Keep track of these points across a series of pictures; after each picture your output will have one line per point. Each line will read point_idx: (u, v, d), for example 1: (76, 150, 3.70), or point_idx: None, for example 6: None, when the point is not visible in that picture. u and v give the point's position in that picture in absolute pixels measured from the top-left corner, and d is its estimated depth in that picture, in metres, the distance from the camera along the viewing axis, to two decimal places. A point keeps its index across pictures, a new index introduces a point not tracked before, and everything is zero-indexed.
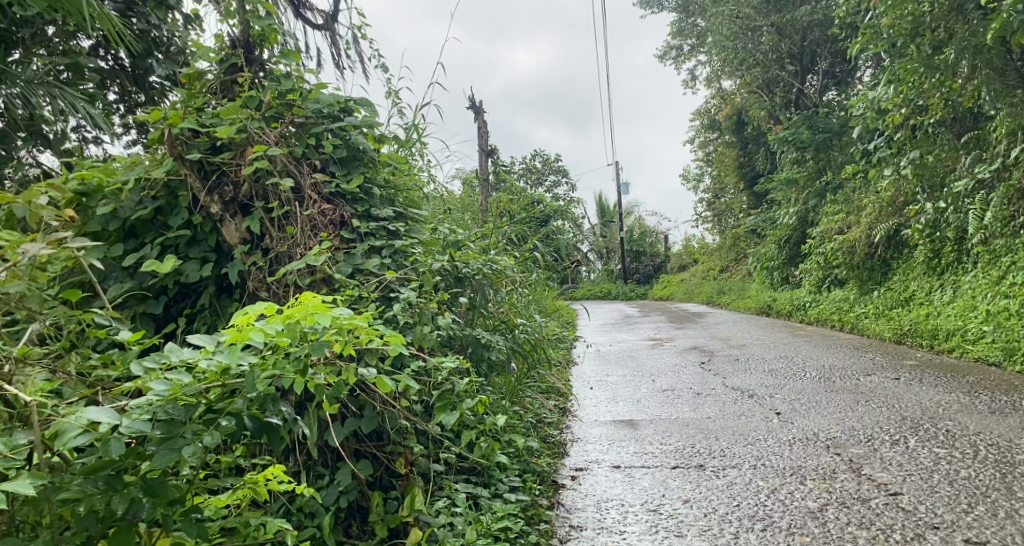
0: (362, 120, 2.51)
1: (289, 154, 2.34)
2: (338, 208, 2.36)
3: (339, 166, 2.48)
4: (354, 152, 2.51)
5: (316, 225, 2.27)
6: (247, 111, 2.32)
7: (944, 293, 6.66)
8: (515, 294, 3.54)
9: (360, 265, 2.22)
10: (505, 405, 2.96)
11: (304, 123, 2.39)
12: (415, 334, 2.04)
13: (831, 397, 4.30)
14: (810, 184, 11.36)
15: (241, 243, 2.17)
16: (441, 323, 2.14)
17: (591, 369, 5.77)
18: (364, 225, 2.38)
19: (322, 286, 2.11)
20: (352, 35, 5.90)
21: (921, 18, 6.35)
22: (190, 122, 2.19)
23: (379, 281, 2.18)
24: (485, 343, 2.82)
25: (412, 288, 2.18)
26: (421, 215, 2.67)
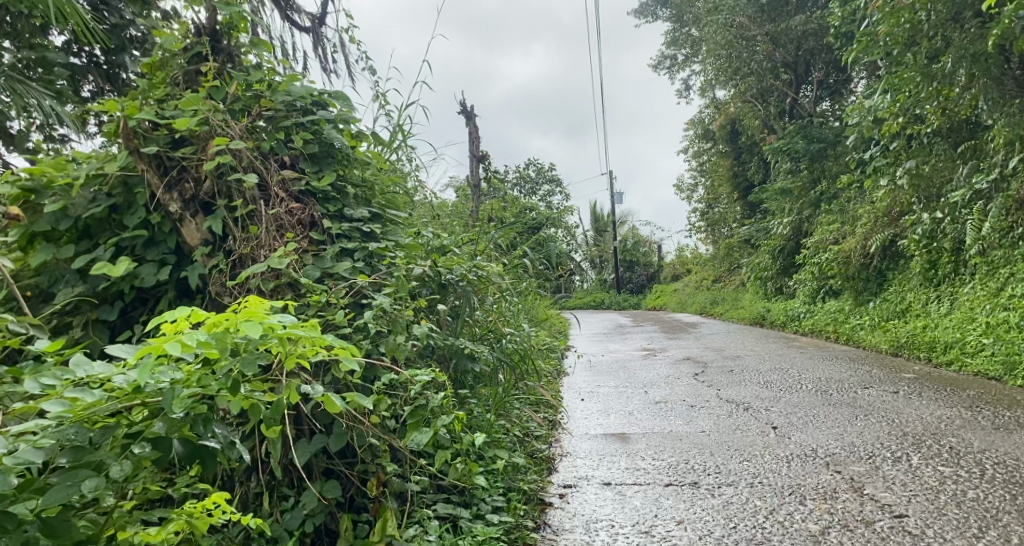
0: (336, 114, 2.37)
1: (255, 148, 2.20)
2: (308, 208, 2.21)
3: (311, 162, 2.33)
4: (327, 148, 2.37)
5: (282, 225, 2.13)
6: (210, 103, 2.18)
7: (941, 305, 6.57)
8: (501, 302, 3.41)
9: (331, 268, 2.08)
10: (489, 419, 2.83)
11: (271, 115, 2.26)
12: (390, 342, 1.89)
13: (829, 410, 4.16)
14: (804, 195, 11.31)
15: (202, 243, 2.06)
16: (419, 330, 1.98)
17: (581, 379, 5.64)
18: (336, 226, 2.23)
19: (288, 290, 1.97)
20: (339, 37, 5.80)
21: (918, 26, 6.33)
22: (147, 113, 2.06)
23: (350, 286, 2.03)
24: (470, 354, 2.69)
25: (387, 292, 2.03)
26: (400, 217, 2.54)
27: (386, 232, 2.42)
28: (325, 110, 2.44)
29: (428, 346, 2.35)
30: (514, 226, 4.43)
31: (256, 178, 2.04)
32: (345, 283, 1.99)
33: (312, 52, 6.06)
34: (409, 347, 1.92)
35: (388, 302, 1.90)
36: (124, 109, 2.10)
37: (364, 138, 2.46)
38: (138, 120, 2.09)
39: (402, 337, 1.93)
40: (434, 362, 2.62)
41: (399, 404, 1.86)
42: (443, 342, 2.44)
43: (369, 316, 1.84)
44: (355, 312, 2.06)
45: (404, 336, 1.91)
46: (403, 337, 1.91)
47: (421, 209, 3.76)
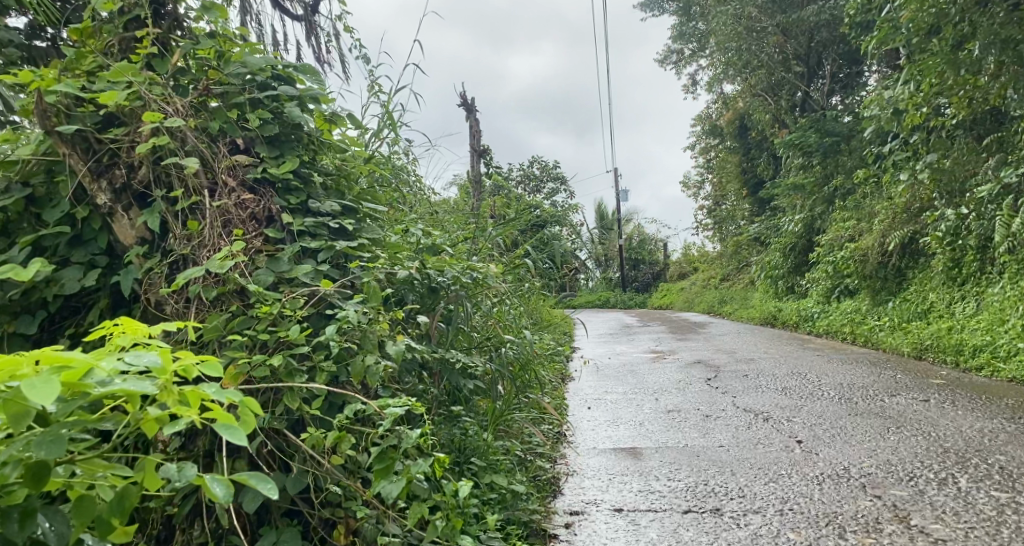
0: (300, 90, 2.08)
1: (202, 129, 1.94)
2: (265, 200, 1.91)
3: (269, 147, 2.03)
4: (289, 131, 2.08)
5: (230, 221, 1.83)
6: (146, 73, 1.91)
7: (967, 305, 6.28)
8: (501, 305, 3.11)
9: (289, 271, 1.78)
10: (486, 438, 2.55)
11: (223, 90, 1.98)
12: (358, 362, 1.58)
13: (856, 422, 3.84)
14: (817, 191, 10.95)
15: (137, 242, 1.80)
16: (394, 347, 1.67)
17: (588, 385, 5.36)
18: (298, 221, 1.93)
19: (236, 296, 1.69)
20: (333, 26, 5.51)
21: (944, 11, 6.05)
22: (66, 85, 1.78)
23: (311, 292, 1.74)
24: (462, 367, 2.41)
25: (355, 299, 1.73)
26: (378, 211, 2.24)
27: (361, 230, 2.12)
28: (289, 85, 2.16)
29: (409, 358, 2.05)
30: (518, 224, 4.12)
31: (199, 164, 1.75)
32: (305, 288, 1.70)
33: (305, 42, 5.74)
34: (380, 366, 1.62)
35: (358, 315, 1.60)
36: (41, 83, 1.83)
37: (335, 123, 2.16)
38: (58, 95, 1.81)
39: (373, 354, 1.63)
40: (418, 375, 2.32)
41: (368, 438, 1.56)
42: (430, 353, 2.13)
43: (333, 329, 1.54)
44: (318, 322, 1.77)
45: (375, 357, 1.60)
46: (373, 356, 1.60)
47: (412, 204, 3.46)
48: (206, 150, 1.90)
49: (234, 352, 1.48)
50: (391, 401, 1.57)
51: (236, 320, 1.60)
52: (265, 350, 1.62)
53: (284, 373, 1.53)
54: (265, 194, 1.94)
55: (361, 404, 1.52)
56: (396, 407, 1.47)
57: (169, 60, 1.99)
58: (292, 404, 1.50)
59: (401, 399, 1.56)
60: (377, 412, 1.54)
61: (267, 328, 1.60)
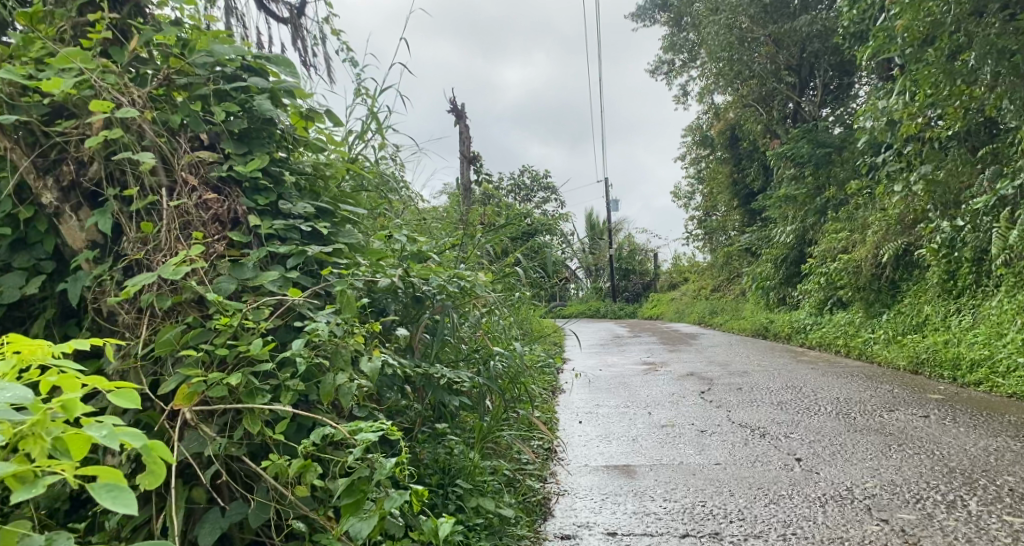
0: (271, 82, 1.96)
1: (162, 121, 1.78)
2: (229, 201, 1.79)
3: (236, 143, 1.91)
4: (259, 125, 1.95)
5: (189, 222, 1.70)
6: (99, 61, 1.77)
7: (963, 318, 6.20)
8: (490, 316, 2.97)
9: (255, 278, 1.66)
10: (473, 456, 2.41)
11: (187, 82, 1.84)
12: (327, 381, 1.46)
13: (856, 439, 3.73)
14: (809, 202, 10.87)
15: (87, 247, 1.68)
16: (370, 363, 1.54)
17: (579, 398, 5.22)
18: (265, 223, 1.80)
19: (194, 306, 1.56)
20: (319, 30, 5.37)
21: (939, 20, 6.00)
22: (7, 73, 1.63)
23: (277, 301, 1.61)
24: (447, 382, 2.28)
25: (327, 308, 1.61)
26: (357, 214, 2.11)
27: (338, 234, 1.99)
28: (261, 76, 2.04)
29: (386, 372, 1.92)
30: (507, 232, 3.98)
31: (154, 161, 1.62)
32: (272, 298, 1.58)
33: (291, 45, 5.60)
34: (353, 386, 1.49)
35: (329, 331, 1.47)
36: None
37: (312, 121, 2.04)
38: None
39: (346, 371, 1.51)
40: (399, 390, 2.19)
41: (337, 465, 1.42)
42: (410, 365, 2.01)
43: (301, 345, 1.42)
44: (287, 335, 1.65)
45: (346, 377, 1.47)
46: (344, 376, 1.47)
47: (395, 211, 3.33)
48: (165, 145, 1.76)
49: (187, 372, 1.38)
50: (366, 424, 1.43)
51: (193, 333, 1.48)
52: (225, 367, 1.50)
53: (244, 393, 1.42)
54: (231, 194, 1.82)
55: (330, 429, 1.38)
56: (367, 433, 1.32)
57: (127, 47, 1.86)
58: (252, 428, 1.39)
59: (375, 423, 1.41)
60: (348, 437, 1.40)
61: (226, 343, 1.49)
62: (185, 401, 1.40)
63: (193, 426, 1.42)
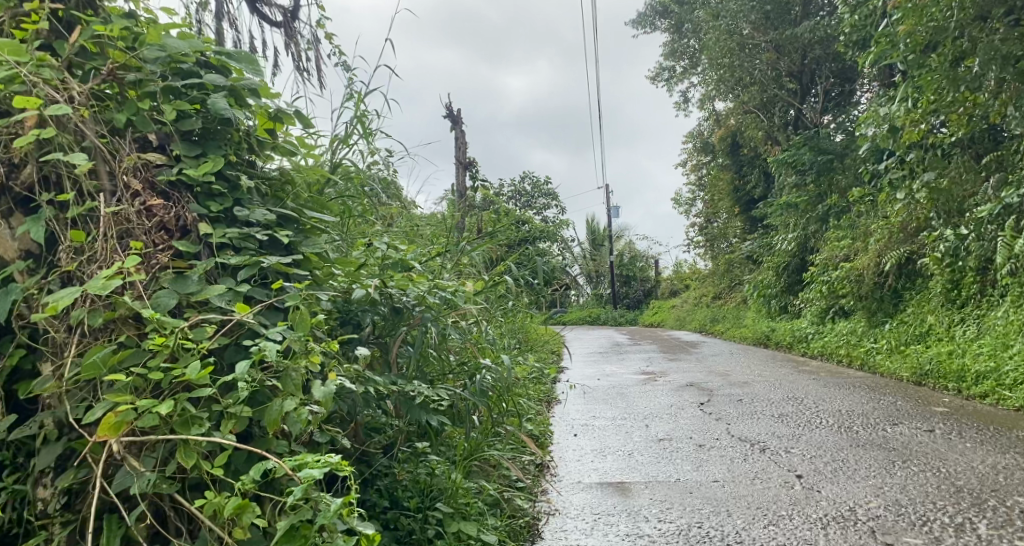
0: (230, 80, 1.87)
1: (105, 118, 1.72)
2: (176, 206, 1.71)
3: (188, 144, 1.82)
4: (215, 126, 1.87)
5: (129, 231, 1.63)
6: (35, 54, 1.67)
7: (967, 328, 6.08)
8: (477, 327, 2.87)
9: (199, 292, 1.58)
10: (456, 477, 2.31)
11: (133, 77, 1.75)
12: (273, 410, 1.39)
13: (860, 454, 3.60)
14: (811, 209, 10.75)
15: (20, 257, 1.58)
16: (323, 387, 1.45)
17: (575, 409, 5.10)
18: (218, 233, 1.73)
19: (131, 323, 1.50)
20: (313, 33, 5.28)
21: (943, 25, 5.90)
22: None
23: (223, 318, 1.54)
24: (425, 400, 2.18)
25: (278, 325, 1.54)
26: (324, 222, 2.03)
27: (302, 244, 1.91)
28: (221, 75, 1.95)
29: (350, 391, 1.84)
30: (499, 240, 3.88)
31: (90, 164, 1.55)
32: (217, 316, 1.51)
33: (284, 49, 5.50)
34: (300, 415, 1.43)
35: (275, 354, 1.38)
36: None
37: (277, 123, 1.95)
38: None
39: (295, 396, 1.44)
40: (375, 409, 2.10)
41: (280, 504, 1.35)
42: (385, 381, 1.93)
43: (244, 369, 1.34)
44: (234, 356, 1.58)
45: (294, 403, 1.40)
46: (292, 402, 1.41)
47: (379, 219, 3.23)
48: (106, 146, 1.69)
49: (114, 400, 1.32)
50: (314, 458, 1.34)
51: (126, 355, 1.42)
52: (160, 393, 1.44)
53: (178, 422, 1.38)
54: (179, 199, 1.73)
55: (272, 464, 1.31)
56: (312, 469, 1.23)
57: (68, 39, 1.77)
58: (186, 461, 1.36)
59: (322, 457, 1.32)
60: (292, 472, 1.32)
61: (162, 366, 1.42)
62: (110, 432, 1.34)
63: (122, 460, 1.38)
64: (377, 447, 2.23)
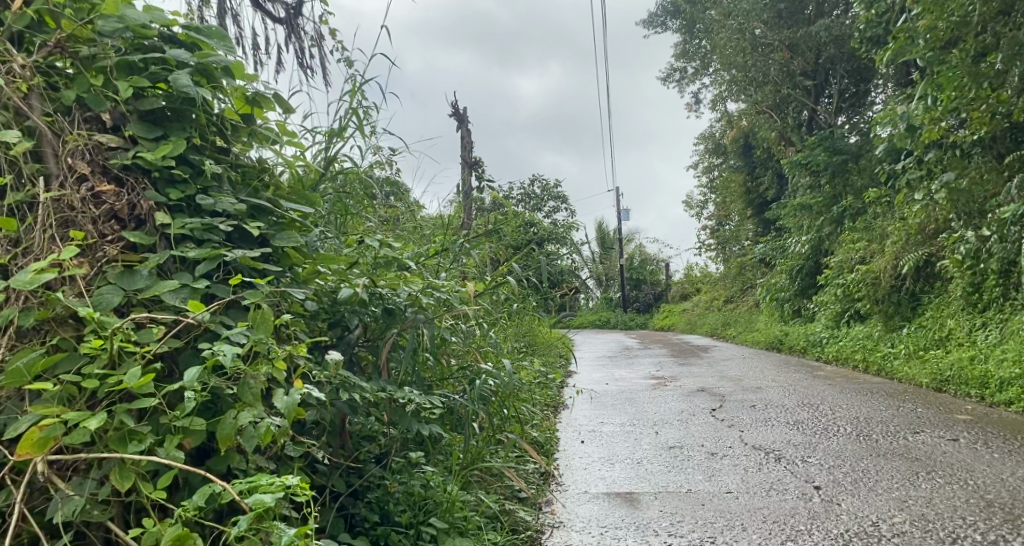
0: (195, 57, 1.77)
1: (54, 97, 1.67)
2: (128, 192, 1.67)
3: (144, 128, 1.74)
4: (179, 107, 1.79)
5: (69, 221, 1.58)
6: None
7: (990, 333, 5.89)
8: (476, 330, 2.74)
9: (148, 288, 1.54)
10: (453, 488, 2.17)
11: (87, 52, 1.68)
12: (226, 422, 1.36)
13: (880, 464, 3.43)
14: (825, 211, 10.55)
15: None
16: (286, 397, 1.41)
17: (582, 415, 4.95)
18: (178, 224, 1.68)
19: (69, 324, 1.46)
20: (317, 29, 5.18)
21: (965, 20, 5.71)
22: None
23: (174, 320, 1.50)
24: (418, 411, 2.04)
25: (236, 326, 1.49)
26: (301, 213, 1.93)
27: (273, 237, 1.82)
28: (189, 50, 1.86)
29: (327, 402, 1.73)
30: (502, 240, 3.75)
31: (22, 143, 1.52)
32: (166, 317, 1.47)
33: (288, 46, 5.40)
34: (256, 430, 1.38)
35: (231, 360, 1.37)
36: None
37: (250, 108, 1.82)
38: None
39: (254, 407, 1.40)
40: (364, 417, 1.97)
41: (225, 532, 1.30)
42: (371, 388, 1.81)
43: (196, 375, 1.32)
44: (188, 361, 1.53)
45: (250, 416, 1.37)
46: (248, 414, 1.38)
47: (374, 217, 3.11)
48: (50, 125, 1.64)
49: (42, 412, 1.28)
50: (268, 480, 1.30)
51: (56, 361, 1.38)
52: (96, 403, 1.40)
53: (114, 439, 1.34)
54: (134, 186, 1.68)
55: (219, 489, 1.28)
56: (262, 496, 1.21)
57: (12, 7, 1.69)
58: (122, 482, 1.31)
59: (277, 480, 1.29)
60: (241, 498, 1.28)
61: (98, 374, 1.38)
62: (34, 449, 1.27)
63: (48, 484, 1.32)
64: (368, 456, 2.10)
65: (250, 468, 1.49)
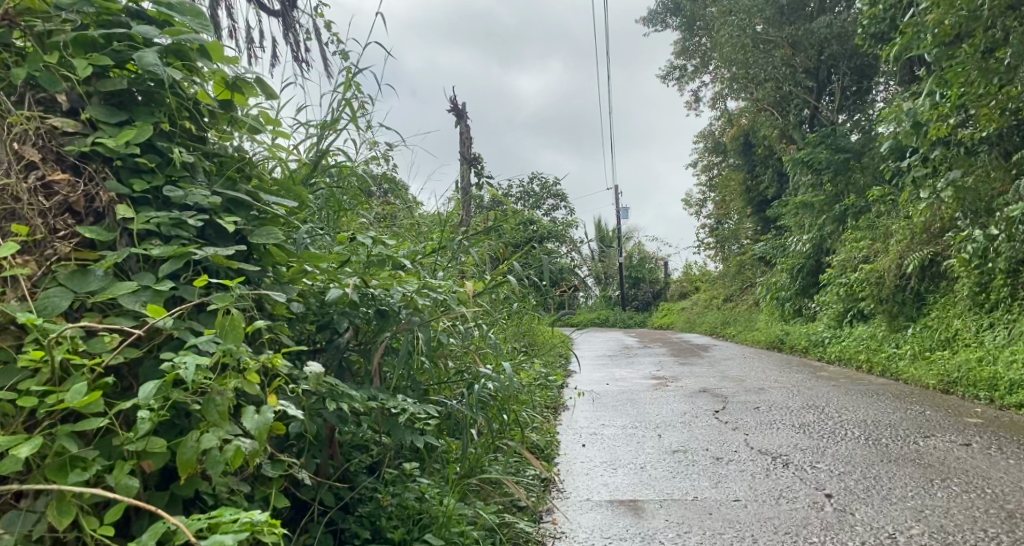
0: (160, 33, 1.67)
1: (4, 76, 1.59)
2: (80, 182, 1.59)
3: (107, 113, 1.64)
4: (150, 91, 1.70)
5: (16, 213, 1.50)
6: None
7: (998, 334, 5.79)
8: (474, 331, 2.63)
9: (101, 291, 1.46)
10: (449, 500, 2.06)
11: (40, 27, 1.60)
12: (188, 446, 1.28)
13: (893, 471, 3.31)
14: (827, 209, 10.42)
15: None
16: (257, 417, 1.33)
17: (582, 417, 4.84)
18: (141, 219, 1.59)
19: (12, 331, 1.37)
20: (311, 21, 5.06)
21: (975, 14, 5.58)
22: None
23: (130, 330, 1.42)
24: (410, 421, 1.92)
25: (204, 333, 1.40)
26: (283, 207, 1.83)
27: (251, 234, 1.72)
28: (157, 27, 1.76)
29: (308, 413, 1.64)
30: (502, 238, 3.63)
31: None
32: (120, 327, 1.39)
33: (282, 39, 5.28)
34: (221, 456, 1.30)
35: (192, 375, 1.28)
36: None
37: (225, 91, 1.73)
38: None
39: (220, 428, 1.32)
40: (355, 424, 1.86)
41: None
42: (360, 397, 1.71)
43: (150, 392, 1.25)
44: (149, 372, 1.45)
45: (215, 438, 1.29)
46: (212, 437, 1.29)
47: (368, 213, 2.99)
48: None
49: None
50: (232, 512, 1.24)
51: None
52: (36, 424, 1.32)
53: (53, 468, 1.26)
54: (92, 175, 1.61)
55: (174, 525, 1.21)
56: (224, 535, 1.15)
57: None
58: (61, 519, 1.23)
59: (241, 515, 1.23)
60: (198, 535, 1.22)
61: (39, 390, 1.30)
62: None
63: None
64: (359, 467, 1.99)
65: (221, 490, 1.40)
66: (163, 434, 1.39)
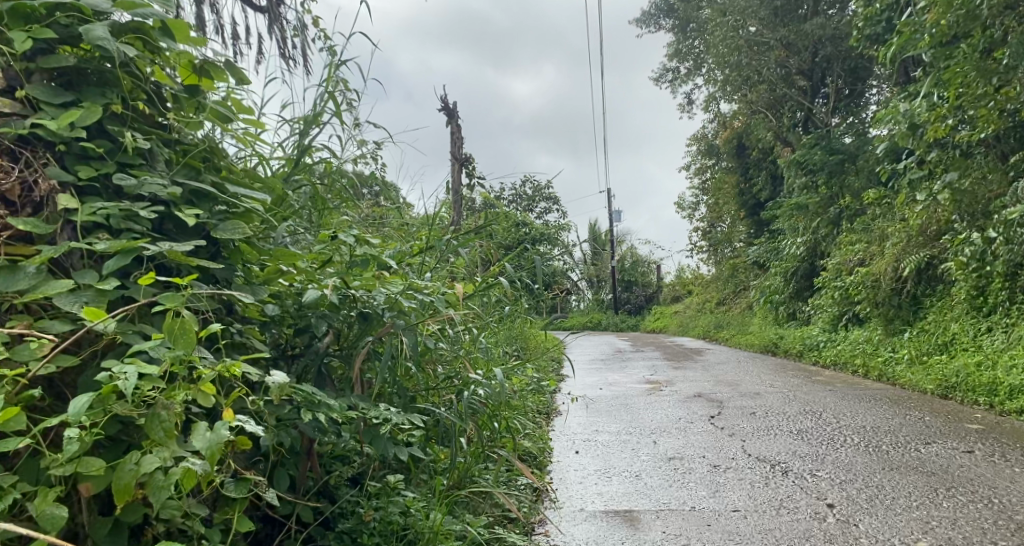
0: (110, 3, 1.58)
1: None
2: (16, 167, 1.49)
3: (50, 96, 1.55)
4: (102, 75, 1.63)
5: None
6: None
7: (996, 339, 5.72)
8: (464, 335, 2.53)
9: (31, 290, 1.36)
10: (435, 514, 1.95)
11: None
12: (125, 470, 1.20)
13: (896, 479, 3.21)
14: (822, 212, 10.36)
15: None
16: (208, 435, 1.24)
17: (576, 423, 4.73)
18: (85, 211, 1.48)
19: None
20: (298, 17, 4.96)
21: (973, 13, 5.51)
22: None
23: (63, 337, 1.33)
24: (392, 433, 1.81)
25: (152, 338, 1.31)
26: (261, 203, 1.73)
27: (215, 229, 1.61)
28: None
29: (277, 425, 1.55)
30: (493, 239, 3.53)
31: None
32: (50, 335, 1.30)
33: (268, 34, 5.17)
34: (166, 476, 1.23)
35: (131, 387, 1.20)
36: None
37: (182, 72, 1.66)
38: None
39: (166, 447, 1.24)
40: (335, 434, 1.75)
41: None
42: (338, 406, 1.61)
43: (82, 406, 1.16)
44: (89, 382, 1.36)
45: (158, 460, 1.21)
46: (155, 458, 1.21)
47: (353, 213, 2.88)
48: None
49: None
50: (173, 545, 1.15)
51: None
52: None
53: None
54: (30, 161, 1.51)
55: None
56: None
57: None
58: None
59: None
60: None
61: None
62: None
63: None
64: (339, 479, 1.88)
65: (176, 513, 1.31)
66: (108, 452, 1.31)
